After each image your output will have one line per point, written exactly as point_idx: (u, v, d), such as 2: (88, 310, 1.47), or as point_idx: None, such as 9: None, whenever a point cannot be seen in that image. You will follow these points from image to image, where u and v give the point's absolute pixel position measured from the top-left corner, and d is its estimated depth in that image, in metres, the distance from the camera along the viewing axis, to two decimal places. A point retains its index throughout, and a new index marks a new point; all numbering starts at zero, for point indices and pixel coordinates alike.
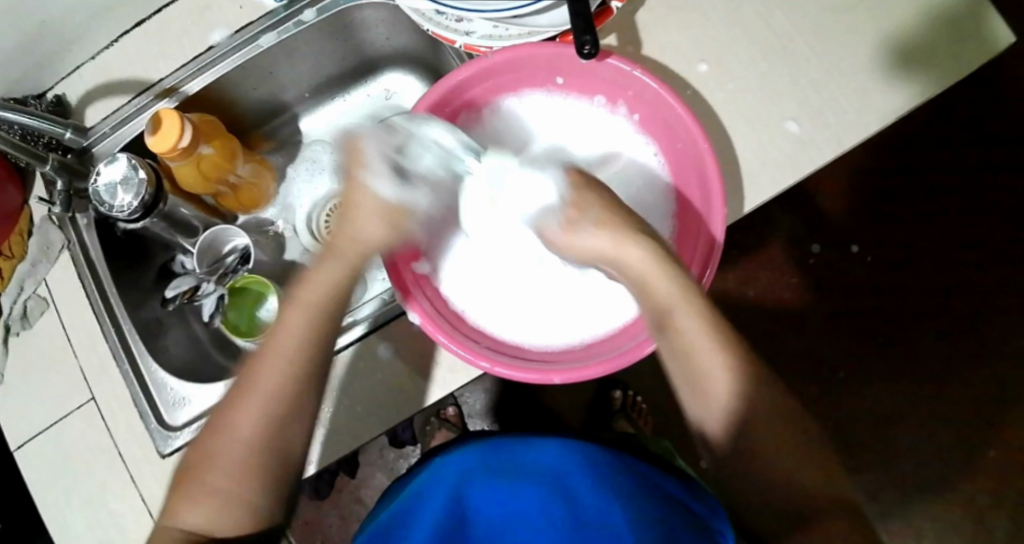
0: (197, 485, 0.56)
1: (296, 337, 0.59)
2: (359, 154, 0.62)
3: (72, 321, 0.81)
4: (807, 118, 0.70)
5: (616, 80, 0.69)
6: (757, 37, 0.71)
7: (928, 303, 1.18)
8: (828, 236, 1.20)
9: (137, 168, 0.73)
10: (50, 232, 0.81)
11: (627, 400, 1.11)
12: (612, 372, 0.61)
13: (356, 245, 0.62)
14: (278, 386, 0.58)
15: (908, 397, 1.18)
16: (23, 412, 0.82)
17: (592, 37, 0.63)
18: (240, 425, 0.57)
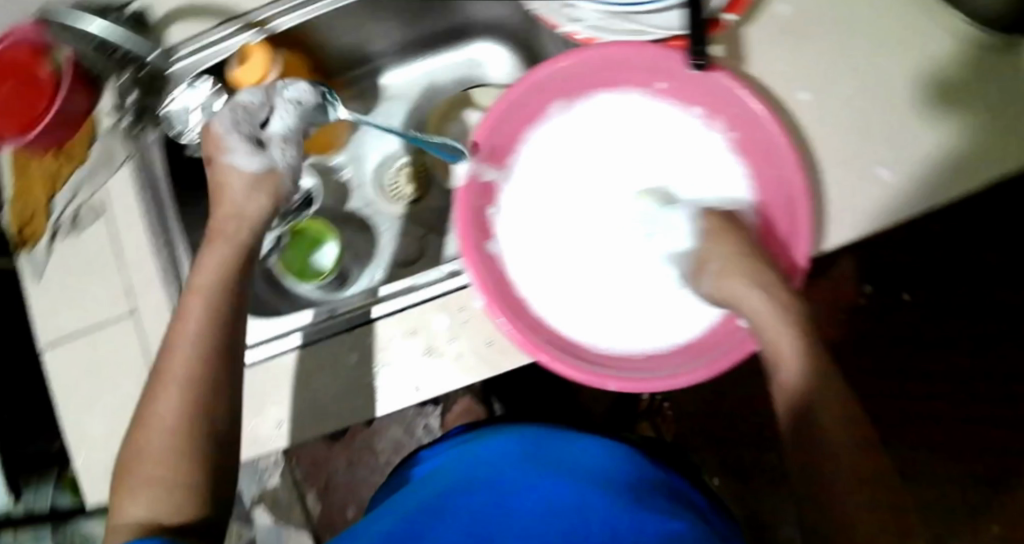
0: (136, 481, 0.58)
1: (202, 321, 0.63)
2: (217, 137, 0.68)
3: (123, 235, 0.80)
4: (899, 165, 0.68)
5: (719, 96, 0.66)
6: (866, 74, 0.69)
7: (968, 361, 1.08)
8: (883, 276, 1.10)
9: (221, 96, 0.72)
10: (113, 144, 0.79)
11: (653, 404, 1.13)
12: (684, 385, 0.65)
13: (240, 219, 0.68)
14: (185, 365, 0.61)
15: (943, 459, 1.08)
16: (59, 316, 0.82)
17: (703, 48, 0.63)
18: (167, 417, 0.59)
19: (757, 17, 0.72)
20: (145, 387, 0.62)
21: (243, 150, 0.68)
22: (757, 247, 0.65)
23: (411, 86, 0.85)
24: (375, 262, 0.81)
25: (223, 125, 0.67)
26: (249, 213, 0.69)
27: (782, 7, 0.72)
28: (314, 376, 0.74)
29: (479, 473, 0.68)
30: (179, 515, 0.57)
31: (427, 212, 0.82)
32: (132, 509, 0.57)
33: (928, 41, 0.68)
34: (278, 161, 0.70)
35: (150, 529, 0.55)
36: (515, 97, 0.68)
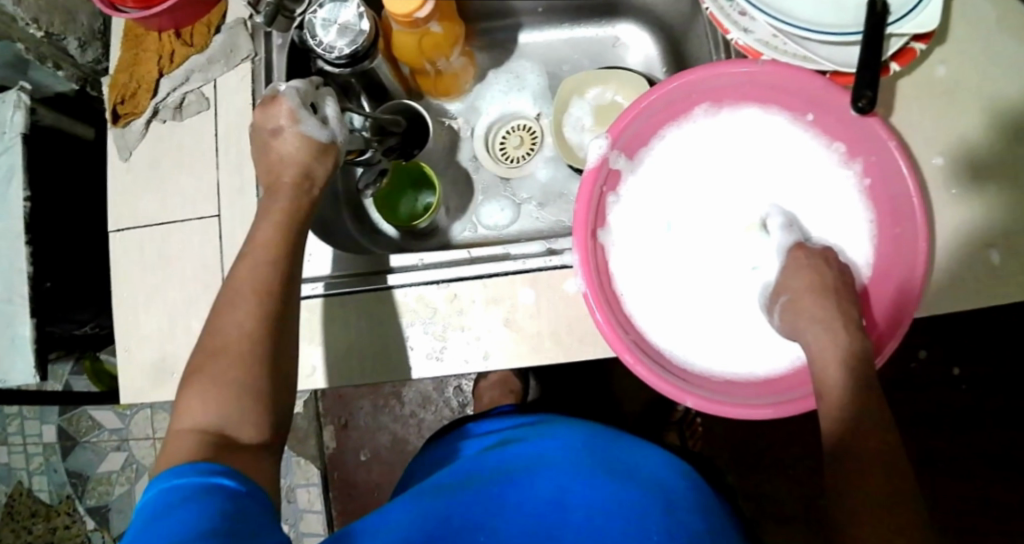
0: (199, 388, 0.56)
1: (265, 250, 0.61)
2: (278, 112, 0.66)
3: (225, 134, 0.78)
4: (1013, 250, 0.68)
5: (864, 139, 0.65)
6: (1004, 155, 0.69)
7: (996, 448, 1.10)
8: (938, 344, 1.11)
9: (363, 19, 0.71)
10: (238, 37, 0.78)
11: (687, 417, 1.11)
12: (762, 413, 0.61)
13: (294, 166, 0.65)
14: (265, 279, 0.60)
15: (943, 535, 1.10)
16: (141, 199, 0.80)
17: (871, 94, 0.62)
18: (237, 332, 0.57)
19: (911, 72, 0.71)
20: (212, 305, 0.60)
21: (313, 118, 0.66)
22: (847, 283, 0.63)
23: (547, 52, 0.81)
24: (464, 217, 0.79)
25: (294, 99, 0.66)
26: (318, 174, 0.67)
27: (940, 67, 0.71)
28: (381, 315, 0.72)
29: (539, 455, 0.66)
30: (248, 425, 0.55)
31: (525, 181, 0.78)
32: (193, 415, 0.55)
33: None
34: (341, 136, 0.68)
35: (215, 436, 0.54)
36: (666, 91, 0.66)
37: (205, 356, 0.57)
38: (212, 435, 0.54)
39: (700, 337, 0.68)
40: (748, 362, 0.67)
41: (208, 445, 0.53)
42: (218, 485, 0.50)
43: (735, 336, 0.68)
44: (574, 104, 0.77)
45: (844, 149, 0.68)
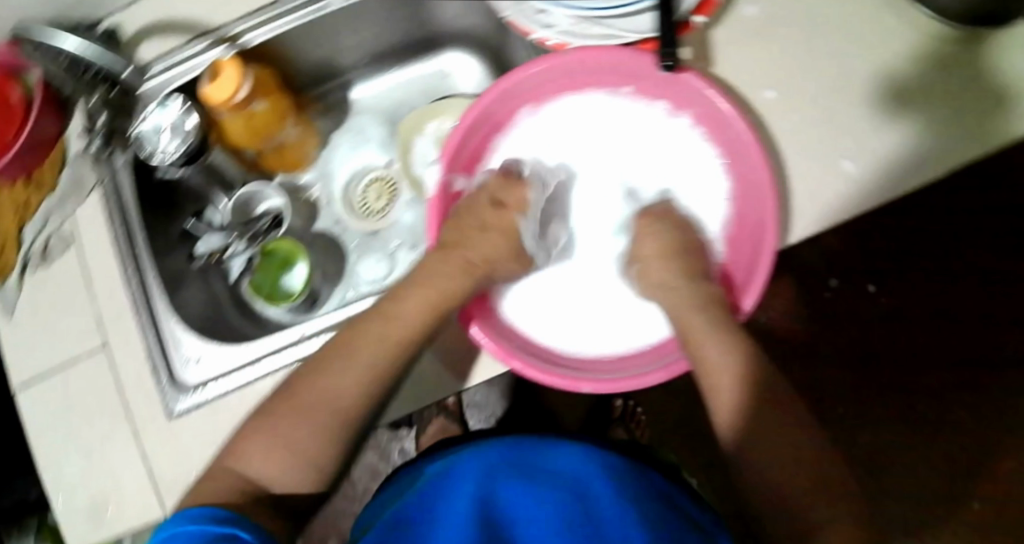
0: (265, 435, 0.61)
1: (404, 332, 0.65)
2: (524, 199, 0.70)
3: (95, 265, 0.77)
4: (863, 156, 0.68)
5: (682, 93, 0.67)
6: (830, 70, 0.70)
7: (944, 354, 1.08)
8: (845, 267, 1.10)
9: (190, 113, 0.70)
10: (82, 168, 0.78)
11: (627, 409, 1.08)
12: (645, 383, 0.63)
13: (478, 262, 0.68)
14: (379, 360, 0.63)
15: (918, 450, 1.08)
16: (35, 351, 0.80)
17: (675, 52, 0.62)
18: (342, 396, 0.62)
19: (723, 19, 0.72)
20: (309, 359, 0.65)
21: (533, 226, 0.72)
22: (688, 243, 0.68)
23: (381, 99, 0.85)
24: (343, 280, 0.80)
25: (539, 191, 0.71)
26: (495, 270, 0.70)
27: (749, 8, 0.72)
28: None
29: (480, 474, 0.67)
30: (298, 485, 0.61)
31: (393, 228, 0.81)
32: (251, 463, 0.61)
33: (883, 34, 0.69)
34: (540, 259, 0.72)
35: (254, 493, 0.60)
36: (487, 102, 0.67)
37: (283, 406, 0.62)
38: (258, 490, 0.60)
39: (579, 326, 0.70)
40: (636, 336, 0.70)
41: (243, 496, 0.59)
42: (216, 533, 0.55)
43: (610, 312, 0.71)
44: (417, 142, 0.79)
45: (669, 105, 0.69)
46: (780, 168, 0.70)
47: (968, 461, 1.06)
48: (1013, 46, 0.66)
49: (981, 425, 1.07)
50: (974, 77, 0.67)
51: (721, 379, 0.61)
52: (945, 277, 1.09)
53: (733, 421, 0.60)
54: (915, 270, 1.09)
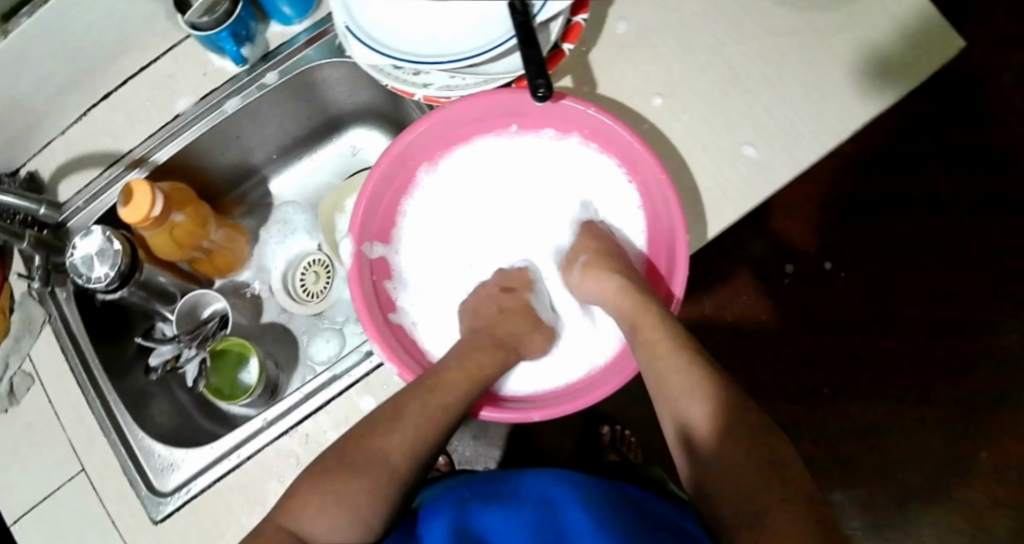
0: (326, 492, 0.56)
1: (462, 391, 0.64)
2: (530, 280, 0.76)
3: (58, 394, 0.79)
4: (762, 142, 0.70)
5: (561, 118, 0.71)
6: (709, 70, 0.72)
7: (908, 309, 1.12)
8: (798, 255, 1.14)
9: (113, 240, 0.72)
10: (30, 308, 0.80)
11: (615, 435, 1.07)
12: (597, 401, 0.64)
13: (511, 333, 0.71)
14: (445, 420, 0.62)
15: (903, 406, 1.10)
16: (10, 490, 0.78)
17: (546, 81, 0.60)
18: (394, 456, 0.58)
19: (597, 40, 0.74)
20: (372, 413, 0.61)
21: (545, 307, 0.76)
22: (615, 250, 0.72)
23: (300, 190, 0.89)
24: (299, 365, 0.82)
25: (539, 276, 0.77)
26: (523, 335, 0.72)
27: (620, 24, 0.74)
28: (254, 483, 0.73)
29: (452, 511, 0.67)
30: None
31: (337, 304, 0.83)
32: (313, 522, 0.55)
33: (750, 27, 0.72)
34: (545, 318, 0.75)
35: None
36: (383, 170, 0.70)
37: (352, 462, 0.58)
38: None
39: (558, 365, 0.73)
40: (582, 361, 0.73)
41: None
42: None
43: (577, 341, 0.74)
44: (339, 219, 0.80)
45: (555, 130, 0.73)
46: (683, 169, 0.70)
47: (966, 414, 1.09)
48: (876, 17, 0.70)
49: (958, 369, 1.10)
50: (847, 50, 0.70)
51: (682, 387, 0.60)
52: (896, 239, 1.13)
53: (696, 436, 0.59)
54: (868, 239, 1.13)
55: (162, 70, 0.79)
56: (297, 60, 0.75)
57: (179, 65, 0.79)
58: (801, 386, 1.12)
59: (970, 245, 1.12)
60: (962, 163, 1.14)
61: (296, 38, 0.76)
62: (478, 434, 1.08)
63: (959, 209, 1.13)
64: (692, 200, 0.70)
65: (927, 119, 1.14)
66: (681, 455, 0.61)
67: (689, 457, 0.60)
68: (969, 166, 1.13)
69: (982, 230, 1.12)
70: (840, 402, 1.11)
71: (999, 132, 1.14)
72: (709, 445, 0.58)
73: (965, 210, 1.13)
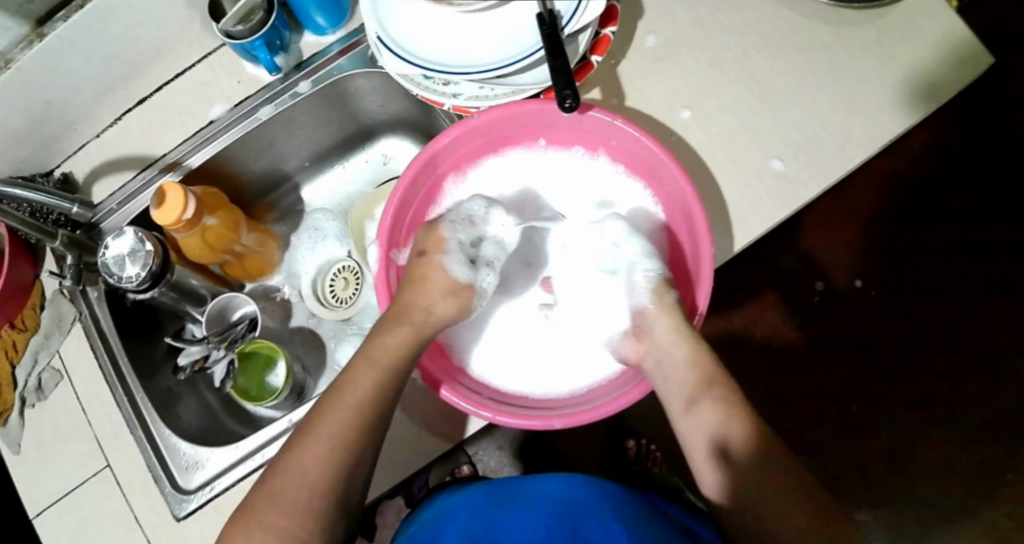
0: (260, 525, 0.58)
1: (365, 395, 0.63)
2: (440, 239, 0.71)
3: (86, 391, 0.80)
4: (790, 154, 0.71)
5: (591, 132, 0.72)
6: (737, 84, 0.73)
7: (929, 324, 1.13)
8: (830, 272, 1.15)
9: (144, 241, 0.74)
10: (61, 305, 0.82)
11: (641, 449, 1.07)
12: (617, 410, 0.65)
13: (423, 306, 0.68)
14: (355, 421, 0.61)
15: (933, 425, 1.11)
16: (39, 483, 0.79)
17: (573, 91, 0.61)
18: (312, 464, 0.60)
19: (625, 52, 0.75)
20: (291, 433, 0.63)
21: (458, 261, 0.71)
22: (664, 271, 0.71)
23: (332, 198, 0.91)
24: (326, 369, 0.84)
25: (450, 229, 0.71)
26: (438, 307, 0.69)
27: (648, 37, 0.75)
28: None
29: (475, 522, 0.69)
30: None
31: (365, 311, 0.85)
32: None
33: (778, 42, 0.73)
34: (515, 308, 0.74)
35: None
36: (410, 179, 0.70)
37: (269, 490, 0.59)
38: None
39: (528, 357, 0.76)
40: (604, 369, 0.74)
41: None
42: None
43: (562, 344, 0.76)
44: (369, 227, 0.82)
45: (584, 147, 0.76)
46: (710, 181, 0.72)
47: (990, 430, 1.10)
48: (901, 32, 0.72)
49: (981, 383, 1.11)
50: (873, 64, 0.71)
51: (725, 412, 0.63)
52: (917, 257, 1.14)
53: (733, 445, 0.61)
54: (889, 255, 1.14)
55: (197, 76, 0.81)
56: (329, 70, 0.76)
57: (213, 71, 0.81)
58: (825, 404, 1.13)
59: (992, 263, 1.13)
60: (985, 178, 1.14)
61: (329, 47, 0.77)
62: (504, 444, 1.11)
63: (982, 225, 1.13)
64: (718, 213, 0.71)
65: (948, 133, 1.15)
66: (711, 468, 0.62)
67: (723, 467, 0.62)
68: (991, 183, 1.14)
69: (1003, 248, 1.13)
70: (867, 423, 1.12)
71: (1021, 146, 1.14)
72: (748, 454, 0.61)
73: (987, 228, 1.13)
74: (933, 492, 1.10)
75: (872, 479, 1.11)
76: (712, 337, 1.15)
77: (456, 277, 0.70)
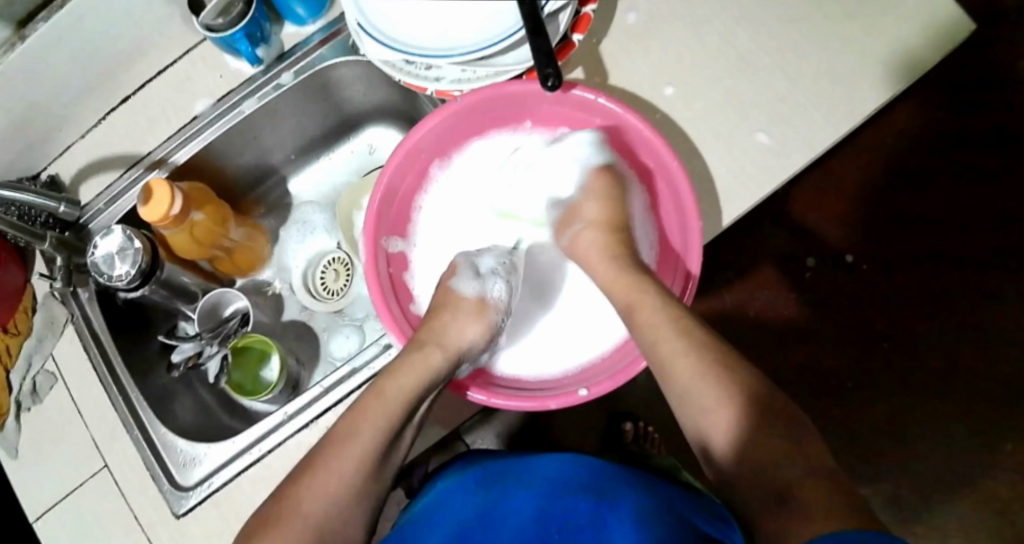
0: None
1: (374, 433, 0.62)
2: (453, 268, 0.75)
3: (80, 392, 0.80)
4: (778, 127, 0.70)
5: (579, 112, 0.72)
6: (722, 59, 0.73)
7: (926, 296, 1.12)
8: (824, 246, 1.14)
9: (133, 239, 0.73)
10: (53, 308, 0.82)
11: (639, 431, 1.07)
12: (604, 394, 0.66)
13: (440, 339, 0.68)
14: (359, 459, 0.61)
15: (932, 395, 1.11)
16: (38, 487, 0.79)
17: (555, 69, 0.61)
18: (311, 502, 0.59)
19: (608, 31, 0.75)
20: (297, 465, 0.62)
21: (471, 280, 0.74)
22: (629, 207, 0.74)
23: (319, 189, 0.90)
24: (320, 361, 0.84)
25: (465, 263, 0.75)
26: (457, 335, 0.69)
27: (631, 14, 0.74)
28: (276, 476, 0.74)
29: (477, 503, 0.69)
30: None
31: (357, 300, 0.85)
32: None
33: (763, 13, 0.73)
34: (490, 290, 0.74)
35: None
36: (395, 166, 0.71)
37: (267, 521, 0.59)
38: None
39: (543, 346, 0.76)
40: (591, 348, 0.74)
41: None
42: None
43: (581, 315, 0.76)
44: (358, 217, 0.82)
45: (570, 129, 0.76)
46: (698, 158, 0.71)
47: (990, 399, 1.10)
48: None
49: (980, 353, 1.11)
50: (860, 32, 0.71)
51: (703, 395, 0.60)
52: (913, 229, 1.13)
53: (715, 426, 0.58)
54: (884, 227, 1.14)
55: (179, 72, 0.80)
56: (311, 60, 0.76)
57: (194, 65, 0.80)
58: (825, 379, 1.13)
59: (988, 233, 1.12)
60: (980, 147, 1.14)
61: (310, 37, 0.77)
62: (502, 431, 1.09)
63: (977, 194, 1.13)
64: (706, 189, 0.71)
65: (940, 103, 1.15)
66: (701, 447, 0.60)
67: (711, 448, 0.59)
68: (984, 151, 1.13)
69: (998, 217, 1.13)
70: (867, 396, 1.12)
71: (1013, 113, 1.14)
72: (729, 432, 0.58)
73: (983, 197, 1.13)
74: (938, 462, 1.10)
75: (878, 452, 1.11)
76: (709, 317, 1.14)
77: (466, 295, 0.73)
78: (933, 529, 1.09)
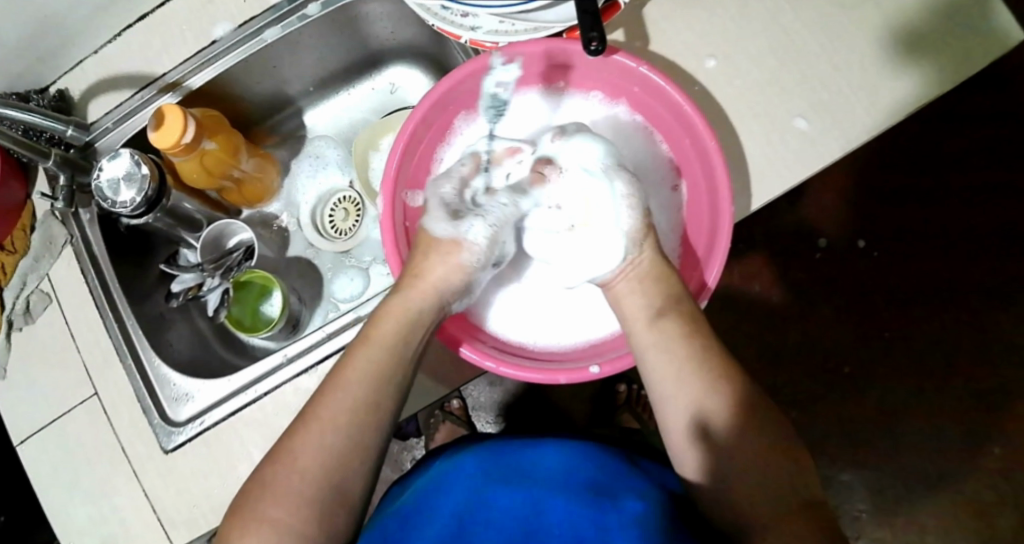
0: (257, 517, 0.56)
1: (365, 381, 0.60)
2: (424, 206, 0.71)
3: (75, 317, 0.78)
4: (816, 114, 0.69)
5: (615, 79, 0.70)
6: (765, 27, 0.70)
7: (933, 297, 1.11)
8: (837, 234, 1.12)
9: (140, 164, 0.71)
10: (52, 228, 0.79)
11: (632, 394, 1.08)
12: (616, 371, 0.65)
13: (426, 282, 0.66)
14: (349, 408, 0.59)
15: (926, 395, 1.10)
16: (24, 406, 0.78)
17: (600, 33, 0.58)
18: (306, 454, 0.57)
19: None
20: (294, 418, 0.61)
21: (442, 219, 0.69)
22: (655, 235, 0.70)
23: (334, 125, 0.88)
24: (321, 302, 0.83)
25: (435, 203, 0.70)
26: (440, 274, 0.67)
27: None
28: (269, 418, 0.72)
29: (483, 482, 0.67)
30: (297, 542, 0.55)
31: (365, 244, 0.83)
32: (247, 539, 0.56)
33: None
34: (467, 233, 0.69)
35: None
36: (423, 113, 0.68)
37: (268, 479, 0.57)
38: None
39: (543, 312, 0.75)
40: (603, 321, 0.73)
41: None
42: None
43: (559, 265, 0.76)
44: (374, 158, 0.80)
45: (603, 93, 0.74)
46: (731, 135, 0.70)
47: (983, 406, 1.10)
48: None
49: (980, 358, 1.10)
50: (910, 10, 0.68)
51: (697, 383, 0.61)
52: (924, 227, 1.11)
53: (709, 418, 0.60)
54: (898, 223, 1.12)
55: None
56: None
57: None
58: (821, 368, 1.12)
59: (1002, 240, 1.10)
60: (1009, 152, 1.11)
61: None
62: (495, 380, 1.13)
63: (998, 199, 1.11)
64: (739, 169, 0.69)
65: (977, 102, 1.11)
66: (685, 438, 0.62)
67: (697, 443, 0.61)
68: (1013, 156, 1.11)
69: (1015, 225, 1.10)
70: (861, 389, 1.11)
71: None
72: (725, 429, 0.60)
73: (1004, 204, 1.11)
74: (923, 460, 1.10)
75: (862, 443, 1.11)
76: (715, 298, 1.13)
77: (441, 236, 0.69)
78: (909, 526, 1.09)
